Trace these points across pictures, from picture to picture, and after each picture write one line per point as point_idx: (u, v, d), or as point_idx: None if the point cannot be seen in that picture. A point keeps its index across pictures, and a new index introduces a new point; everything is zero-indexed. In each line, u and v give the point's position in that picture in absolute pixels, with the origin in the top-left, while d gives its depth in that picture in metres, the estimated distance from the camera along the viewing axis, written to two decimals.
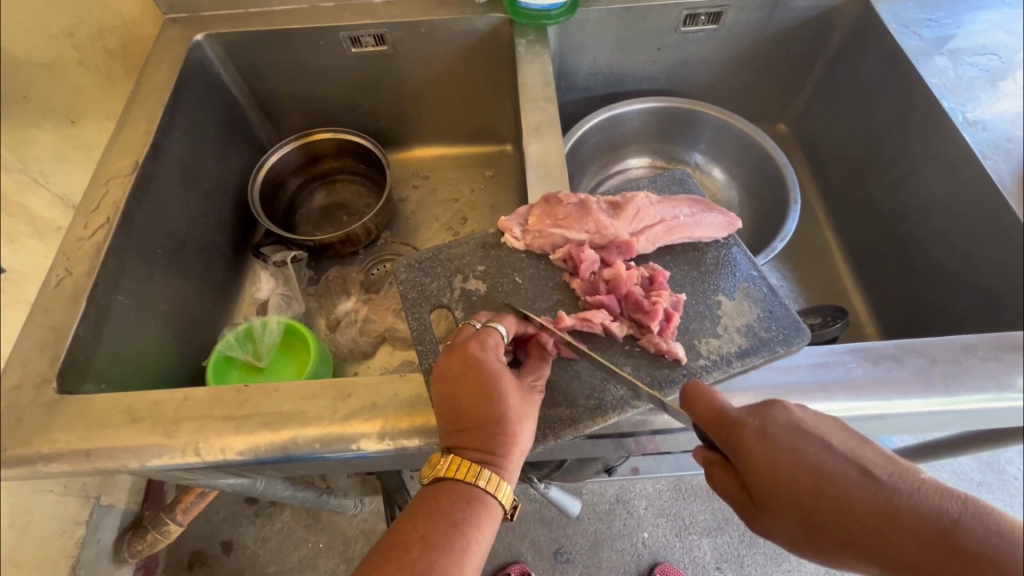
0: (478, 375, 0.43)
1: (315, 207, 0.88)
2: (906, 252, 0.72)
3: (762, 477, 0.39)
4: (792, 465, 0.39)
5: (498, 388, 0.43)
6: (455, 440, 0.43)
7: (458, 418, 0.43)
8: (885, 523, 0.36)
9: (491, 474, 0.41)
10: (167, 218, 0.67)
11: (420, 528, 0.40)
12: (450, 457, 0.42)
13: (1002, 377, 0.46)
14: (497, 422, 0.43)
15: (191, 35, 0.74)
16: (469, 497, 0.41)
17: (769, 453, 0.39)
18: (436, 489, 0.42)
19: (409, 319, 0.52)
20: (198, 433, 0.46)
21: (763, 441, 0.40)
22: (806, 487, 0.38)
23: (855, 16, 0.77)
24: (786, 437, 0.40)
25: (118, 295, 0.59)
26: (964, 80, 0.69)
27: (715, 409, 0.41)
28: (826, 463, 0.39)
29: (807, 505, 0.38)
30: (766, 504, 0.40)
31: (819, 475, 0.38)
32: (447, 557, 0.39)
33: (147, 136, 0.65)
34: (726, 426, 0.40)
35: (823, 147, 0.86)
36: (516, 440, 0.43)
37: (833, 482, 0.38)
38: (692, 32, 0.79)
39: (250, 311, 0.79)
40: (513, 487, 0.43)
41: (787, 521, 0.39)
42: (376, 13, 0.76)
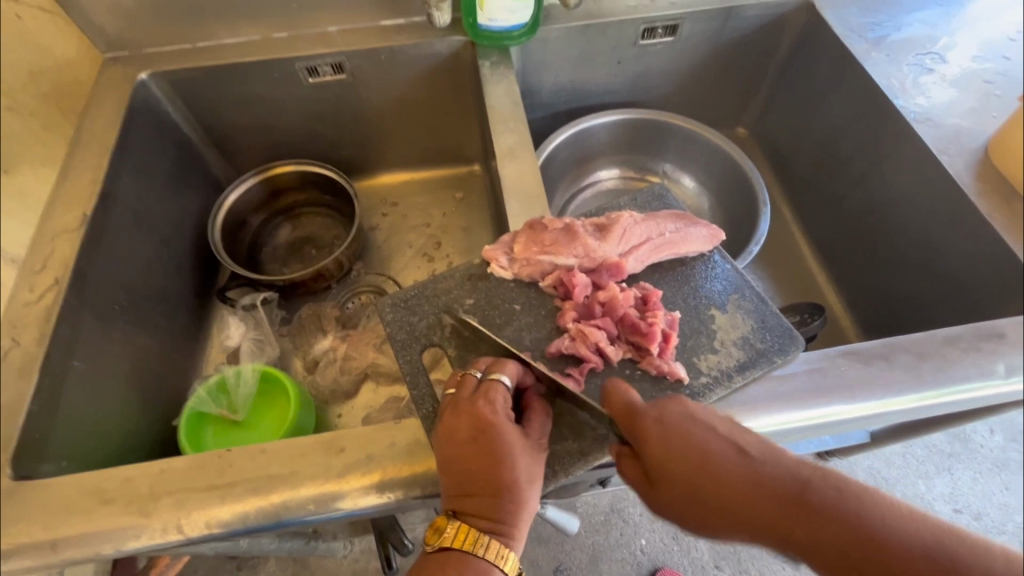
0: (488, 438, 0.42)
1: (281, 243, 0.84)
2: (872, 245, 0.75)
3: (649, 456, 0.41)
4: (679, 446, 0.40)
5: (508, 452, 0.42)
6: (461, 508, 0.41)
7: (466, 485, 0.41)
8: (757, 492, 0.39)
9: (497, 544, 0.40)
10: (123, 272, 0.62)
11: None
12: (456, 526, 0.41)
13: (985, 365, 0.47)
14: (506, 488, 0.41)
15: (136, 75, 0.70)
16: (474, 570, 0.39)
17: (659, 437, 0.41)
18: (442, 559, 0.40)
19: (400, 361, 0.50)
20: (178, 509, 0.42)
21: (661, 426, 0.41)
22: (689, 466, 0.40)
23: (803, 22, 0.80)
24: (683, 422, 0.41)
25: (75, 360, 0.54)
26: (911, 80, 0.71)
27: (627, 404, 0.42)
28: (710, 446, 0.40)
29: (689, 483, 0.40)
30: (657, 486, 0.41)
31: (709, 456, 0.40)
32: None
33: (95, 185, 0.61)
34: (625, 416, 0.42)
35: (784, 148, 0.89)
36: (525, 507, 0.41)
37: (714, 459, 0.40)
38: (651, 45, 0.80)
39: (219, 360, 0.74)
40: (519, 554, 0.41)
41: (679, 501, 0.40)
42: (332, 41, 0.73)
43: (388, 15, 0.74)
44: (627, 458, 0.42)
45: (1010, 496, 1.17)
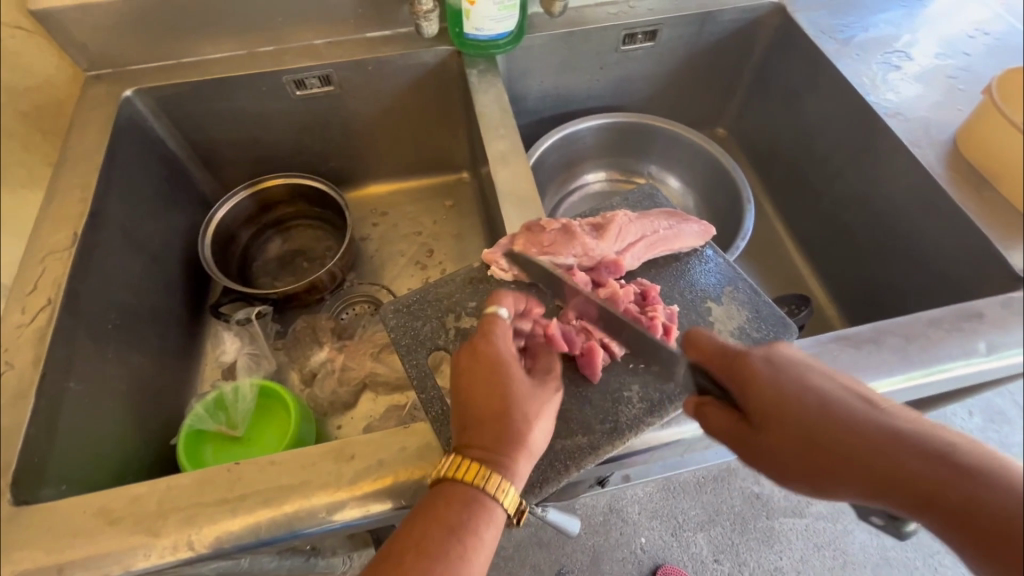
0: (488, 367, 0.44)
1: (272, 257, 0.84)
2: (853, 236, 0.77)
3: (757, 398, 0.40)
4: (797, 389, 0.40)
5: (506, 379, 0.43)
6: (464, 440, 0.42)
7: (469, 414, 0.43)
8: (890, 446, 0.36)
9: (493, 475, 0.40)
10: (114, 291, 0.61)
11: (416, 536, 0.38)
12: (450, 457, 0.41)
13: (967, 344, 0.50)
14: (506, 417, 0.42)
15: (121, 92, 0.69)
16: (468, 501, 0.39)
17: (771, 377, 0.40)
18: (437, 492, 0.40)
19: (407, 366, 0.51)
20: (188, 525, 0.41)
21: (769, 368, 0.41)
22: (807, 409, 0.39)
23: (776, 26, 0.83)
24: (792, 366, 0.41)
25: (71, 382, 0.53)
26: (880, 77, 0.74)
27: (721, 347, 0.42)
28: (830, 394, 0.39)
29: (807, 428, 0.38)
30: (766, 428, 0.40)
31: (823, 402, 0.39)
32: (445, 565, 0.37)
33: (84, 204, 0.60)
34: (731, 359, 0.42)
35: (764, 147, 0.92)
36: (525, 437, 0.42)
37: (835, 406, 0.39)
38: (632, 50, 0.82)
39: (214, 377, 0.73)
40: (518, 490, 0.41)
41: (785, 447, 0.39)
42: (319, 54, 0.74)
43: (373, 27, 0.75)
44: (728, 406, 0.42)
45: None
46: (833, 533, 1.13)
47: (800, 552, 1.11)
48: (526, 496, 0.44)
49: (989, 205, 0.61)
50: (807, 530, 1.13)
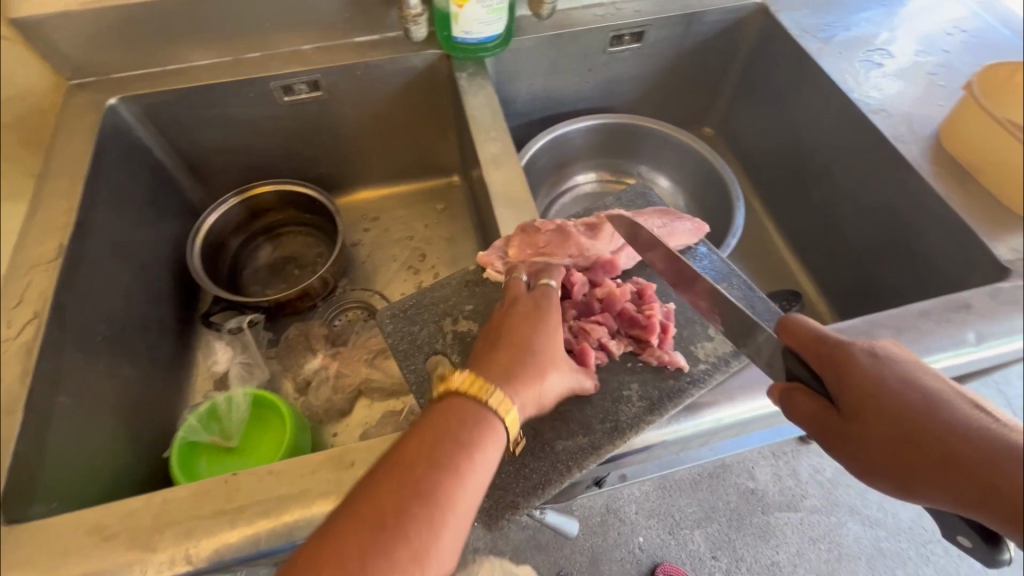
0: (531, 314, 0.48)
1: (262, 265, 0.83)
2: (841, 231, 0.79)
3: (850, 386, 0.38)
4: (899, 385, 0.37)
5: (541, 325, 0.47)
6: (481, 367, 0.44)
7: (495, 345, 0.46)
8: (1005, 456, 0.32)
9: (503, 397, 0.42)
10: (102, 302, 0.60)
11: (424, 449, 0.39)
12: (463, 374, 0.43)
13: (956, 335, 0.50)
14: (531, 353, 0.45)
15: (105, 100, 0.68)
16: (475, 418, 0.41)
17: (869, 369, 0.38)
18: (445, 406, 0.42)
19: (406, 371, 0.51)
20: (186, 539, 0.41)
21: (871, 361, 0.39)
22: (908, 403, 0.36)
23: (760, 26, 0.84)
24: (901, 364, 0.38)
25: (60, 396, 0.52)
26: (863, 75, 0.75)
27: (817, 335, 0.41)
28: (943, 397, 0.36)
29: (904, 424, 0.36)
30: (856, 419, 0.38)
31: (933, 402, 0.36)
32: (450, 477, 0.38)
33: (70, 214, 0.59)
34: (829, 346, 0.40)
35: (751, 145, 0.93)
36: (540, 370, 0.44)
37: (945, 408, 0.35)
38: (619, 52, 0.83)
39: (206, 388, 0.72)
40: (518, 417, 0.43)
41: (878, 438, 0.36)
42: (306, 59, 0.73)
43: (361, 32, 0.75)
44: (819, 394, 0.40)
45: None
46: (828, 526, 1.14)
47: (796, 545, 1.11)
48: (529, 497, 0.44)
49: (974, 197, 0.62)
50: (802, 524, 1.14)
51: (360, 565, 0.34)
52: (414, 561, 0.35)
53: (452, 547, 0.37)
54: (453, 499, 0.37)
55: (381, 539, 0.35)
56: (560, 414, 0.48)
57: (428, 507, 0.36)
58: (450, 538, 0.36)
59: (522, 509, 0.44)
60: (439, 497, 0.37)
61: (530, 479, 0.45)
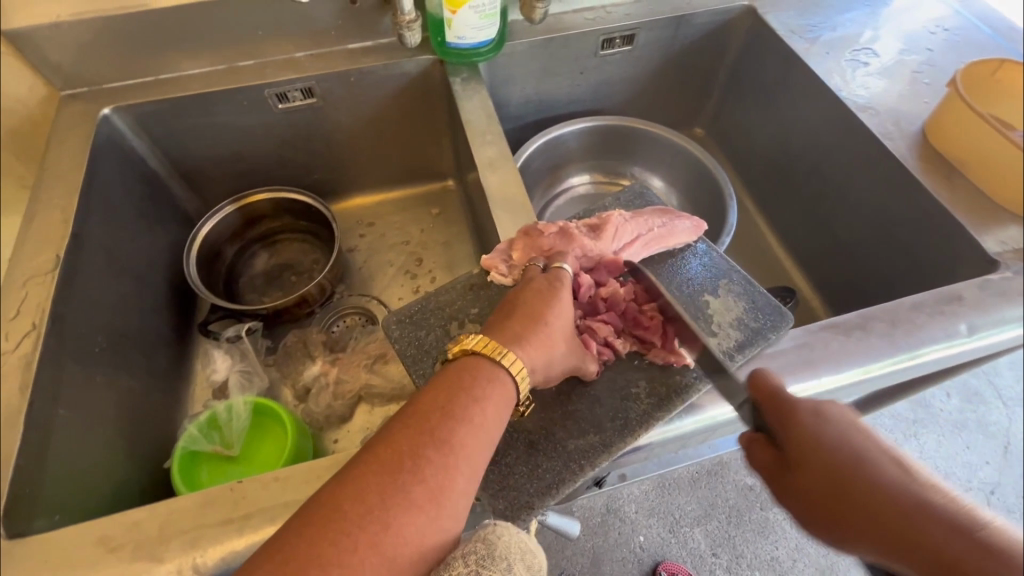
0: (540, 286, 0.49)
1: (258, 272, 0.83)
2: (832, 228, 0.80)
3: (794, 440, 0.43)
4: (832, 440, 0.42)
5: (551, 296, 0.48)
6: (494, 332, 0.46)
7: (508, 313, 0.47)
8: (915, 513, 0.36)
9: (514, 357, 0.43)
10: (99, 313, 0.60)
11: (440, 400, 0.40)
12: (477, 337, 0.44)
13: (949, 327, 0.52)
14: (540, 319, 0.46)
15: (98, 111, 0.68)
16: (488, 376, 0.42)
17: (812, 425, 0.43)
18: (460, 364, 0.43)
19: (414, 376, 0.51)
20: (192, 548, 0.40)
21: (814, 418, 0.43)
22: (837, 458, 0.41)
23: (747, 27, 0.85)
24: (836, 422, 0.43)
25: (59, 409, 0.52)
26: (850, 73, 0.77)
27: (773, 390, 0.45)
28: (866, 453, 0.41)
29: (835, 475, 0.40)
30: (797, 470, 0.42)
31: (855, 456, 0.41)
32: (464, 427, 0.39)
33: (66, 225, 0.59)
34: (782, 401, 0.44)
35: (741, 145, 0.94)
36: (550, 338, 0.46)
37: (868, 465, 0.40)
38: (610, 54, 0.84)
39: (205, 398, 0.72)
40: (528, 381, 0.44)
41: (812, 489, 0.41)
42: (300, 67, 0.74)
43: (354, 39, 0.75)
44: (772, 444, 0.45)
45: (971, 454, 1.26)
46: None
47: (795, 540, 1.12)
48: (544, 497, 0.44)
49: (961, 192, 0.64)
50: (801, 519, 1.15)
51: (378, 505, 0.35)
52: (430, 502, 0.36)
53: (465, 494, 0.38)
54: (467, 447, 0.39)
55: (399, 482, 0.36)
56: (571, 413, 0.48)
57: (444, 453, 0.38)
58: (463, 485, 0.38)
59: (537, 509, 0.44)
60: (454, 445, 0.38)
61: (545, 478, 0.45)
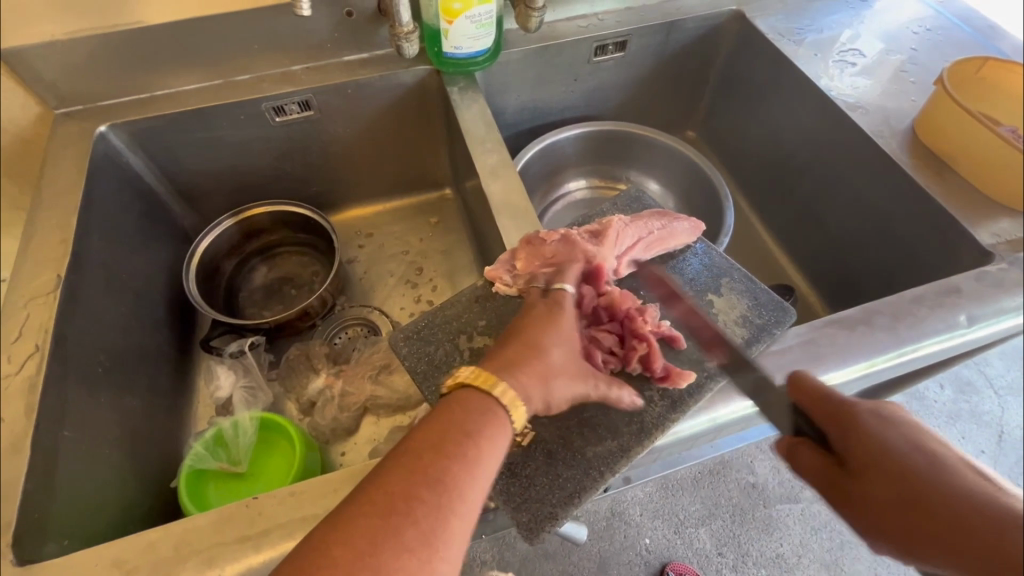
0: (541, 315, 0.49)
1: (257, 287, 0.82)
2: (827, 225, 0.81)
3: (849, 442, 0.41)
4: (893, 441, 0.40)
5: (551, 324, 0.48)
6: (492, 360, 0.46)
7: (506, 342, 0.47)
8: (995, 516, 0.34)
9: (508, 390, 0.43)
10: (101, 333, 0.59)
11: (433, 437, 0.40)
12: (472, 369, 0.44)
13: (950, 319, 0.53)
14: (537, 347, 0.46)
15: (94, 128, 0.68)
16: (482, 410, 0.42)
17: (868, 426, 0.41)
18: (456, 398, 0.43)
19: (426, 392, 0.51)
20: (209, 567, 0.40)
21: (871, 421, 0.42)
22: (902, 459, 0.39)
23: (736, 31, 0.87)
24: (903, 424, 0.41)
25: (65, 431, 0.51)
26: (838, 74, 0.78)
27: (819, 391, 0.44)
28: (935, 456, 0.39)
29: (901, 478, 0.38)
30: (856, 474, 0.40)
31: (927, 459, 0.39)
32: (458, 465, 0.39)
33: (66, 245, 0.58)
34: (834, 406, 0.43)
35: (733, 146, 0.96)
36: (547, 368, 0.45)
37: (939, 467, 0.38)
38: (603, 61, 0.85)
39: (209, 415, 0.71)
40: (526, 414, 0.43)
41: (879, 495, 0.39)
42: (297, 80, 0.74)
43: (350, 51, 0.75)
44: (823, 449, 0.43)
45: (967, 443, 1.28)
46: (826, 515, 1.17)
47: (799, 537, 1.13)
48: (566, 506, 0.45)
49: (953, 186, 0.65)
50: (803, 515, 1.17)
51: (370, 549, 0.34)
52: (423, 545, 0.35)
53: (461, 533, 0.37)
54: (461, 485, 0.38)
55: (391, 525, 0.35)
56: (587, 420, 0.48)
57: (438, 492, 0.37)
58: (458, 524, 0.37)
59: (560, 520, 0.44)
60: (449, 484, 0.38)
61: (566, 487, 0.46)
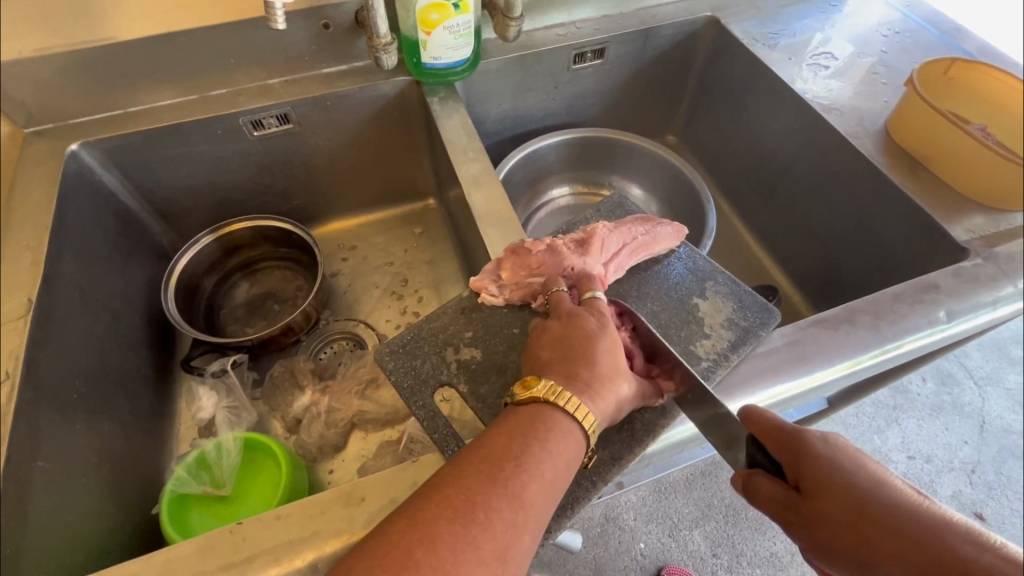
0: (591, 325, 0.47)
1: (239, 304, 0.80)
2: (808, 226, 0.82)
3: (806, 469, 0.40)
4: (845, 466, 0.40)
5: (605, 334, 0.46)
6: (556, 372, 0.44)
7: (564, 355, 0.45)
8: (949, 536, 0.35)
9: (585, 409, 0.42)
10: (77, 357, 0.57)
11: (512, 449, 0.39)
12: (546, 383, 0.43)
13: (929, 315, 0.53)
14: (598, 359, 0.45)
15: (65, 147, 0.66)
16: (560, 427, 0.41)
17: (822, 451, 0.41)
18: (529, 411, 0.42)
19: (414, 407, 0.50)
20: None
21: (823, 445, 0.41)
22: (856, 484, 0.38)
23: (712, 37, 0.88)
24: (845, 446, 0.41)
25: (39, 461, 0.49)
26: (813, 77, 0.80)
27: (772, 420, 0.42)
28: (880, 476, 0.39)
29: (861, 505, 0.38)
30: (816, 502, 0.39)
31: (873, 481, 0.39)
32: (536, 482, 0.38)
33: (37, 267, 0.56)
34: (789, 435, 0.41)
35: (713, 150, 0.97)
36: (612, 381, 0.44)
37: (887, 487, 0.38)
38: (583, 68, 0.85)
39: (192, 436, 0.69)
40: (596, 433, 0.43)
41: (837, 523, 0.38)
42: (275, 93, 0.73)
43: (328, 63, 0.75)
44: (778, 477, 0.42)
45: (950, 435, 1.30)
46: None
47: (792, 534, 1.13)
48: (559, 519, 0.45)
49: (926, 185, 0.67)
50: None
51: (450, 560, 0.33)
52: (497, 561, 0.35)
53: (530, 552, 0.37)
54: (537, 503, 0.38)
55: (470, 536, 0.35)
56: None
57: (515, 508, 0.36)
58: (528, 542, 0.37)
59: (552, 532, 0.45)
60: (526, 500, 0.37)
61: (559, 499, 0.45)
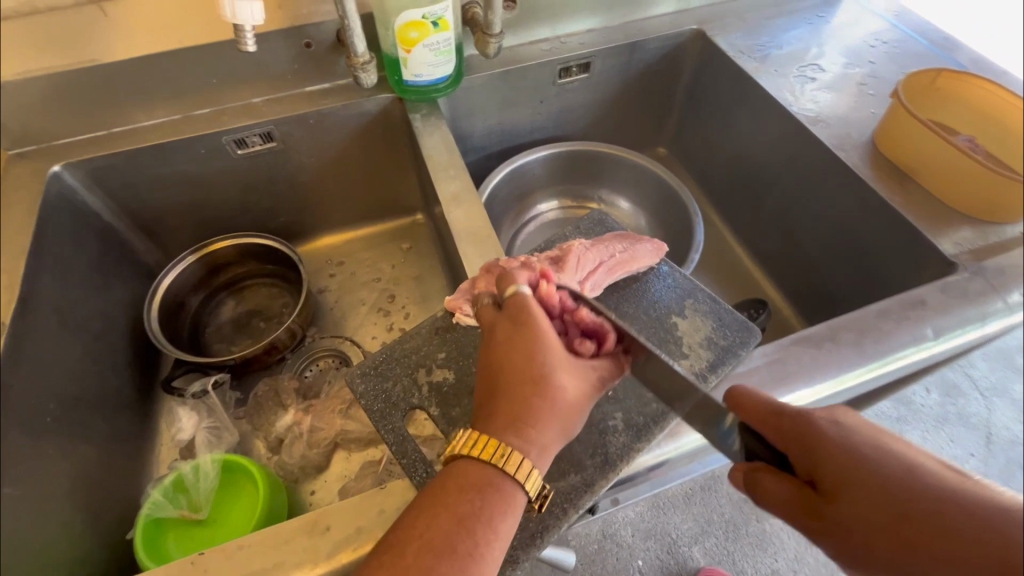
0: (523, 336, 0.43)
1: (224, 321, 0.80)
2: (797, 238, 0.82)
3: (817, 458, 0.37)
4: (861, 449, 0.35)
5: (540, 349, 0.43)
6: (489, 412, 0.41)
7: (495, 383, 0.42)
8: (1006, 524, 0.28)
9: (518, 457, 0.38)
10: (51, 380, 0.57)
11: (420, 527, 0.37)
12: (465, 434, 0.40)
13: (916, 331, 0.52)
14: (533, 382, 0.41)
15: (48, 168, 0.66)
16: (476, 488, 0.38)
17: (832, 435, 0.37)
18: (448, 476, 0.40)
19: (384, 432, 0.49)
20: None
21: (834, 429, 0.37)
22: (879, 468, 0.34)
23: (699, 50, 0.88)
24: (863, 429, 0.37)
25: None
26: (799, 89, 0.79)
27: (766, 405, 0.41)
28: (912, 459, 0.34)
29: (890, 493, 0.32)
30: (831, 494, 0.35)
31: (899, 464, 0.34)
32: (448, 559, 0.36)
33: (12, 291, 0.56)
34: (789, 418, 0.39)
35: (703, 162, 0.96)
36: (553, 400, 0.41)
37: (920, 470, 0.33)
38: (568, 83, 0.85)
39: (172, 457, 0.69)
40: (542, 476, 0.40)
41: (861, 518, 0.33)
42: (257, 112, 0.73)
43: (311, 81, 0.75)
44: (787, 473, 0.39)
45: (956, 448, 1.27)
46: None
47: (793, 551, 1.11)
48: (527, 548, 0.43)
49: (914, 197, 0.66)
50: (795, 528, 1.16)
51: None
52: None
53: None
54: None
55: None
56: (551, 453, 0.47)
57: None
58: None
59: (518, 561, 0.42)
60: None
61: (529, 526, 0.44)
